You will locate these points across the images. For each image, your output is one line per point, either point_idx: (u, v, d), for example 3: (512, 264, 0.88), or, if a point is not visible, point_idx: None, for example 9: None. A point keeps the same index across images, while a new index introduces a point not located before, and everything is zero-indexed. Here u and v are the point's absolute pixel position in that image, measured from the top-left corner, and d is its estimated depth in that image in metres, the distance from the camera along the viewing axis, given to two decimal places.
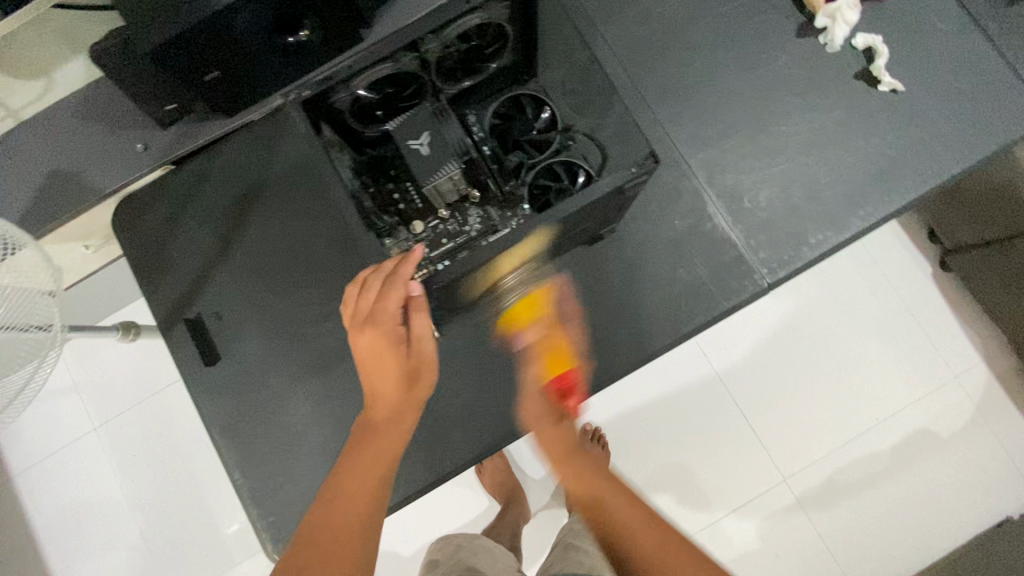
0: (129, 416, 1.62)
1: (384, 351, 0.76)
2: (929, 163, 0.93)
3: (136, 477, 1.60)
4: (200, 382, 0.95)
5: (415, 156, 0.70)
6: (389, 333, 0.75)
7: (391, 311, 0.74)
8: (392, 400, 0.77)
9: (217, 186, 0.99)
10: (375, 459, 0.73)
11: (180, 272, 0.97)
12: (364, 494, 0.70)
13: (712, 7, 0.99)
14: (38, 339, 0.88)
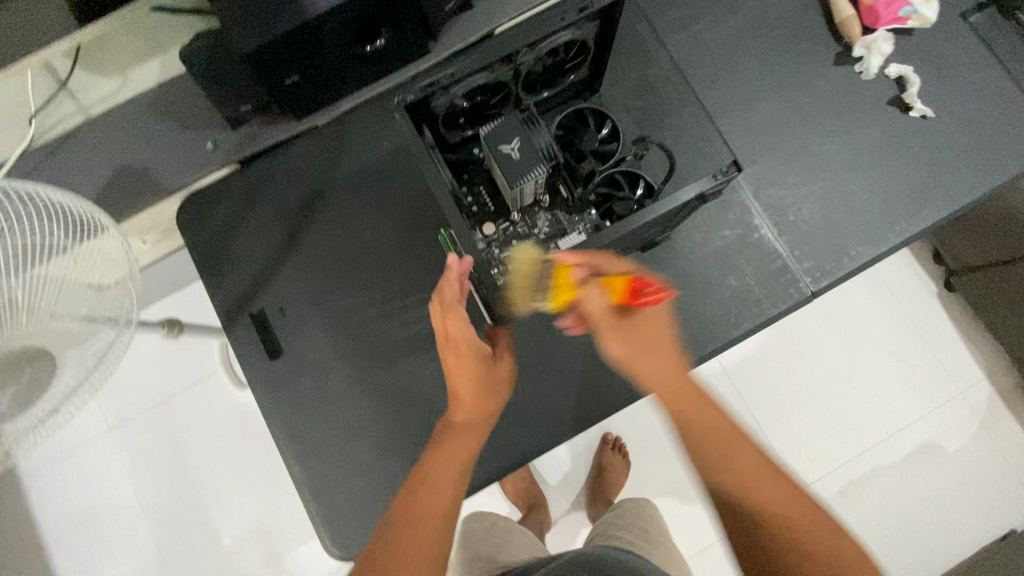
0: (149, 417, 1.60)
1: (465, 367, 0.82)
2: (958, 184, 1.00)
3: (154, 480, 1.57)
4: (261, 376, 0.97)
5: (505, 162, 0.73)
6: (468, 350, 0.82)
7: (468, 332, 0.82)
8: (471, 407, 0.82)
9: (284, 186, 1.02)
10: (453, 459, 0.77)
11: (245, 268, 1.00)
12: (443, 490, 0.74)
13: (757, 33, 1.06)
14: (110, 333, 0.80)
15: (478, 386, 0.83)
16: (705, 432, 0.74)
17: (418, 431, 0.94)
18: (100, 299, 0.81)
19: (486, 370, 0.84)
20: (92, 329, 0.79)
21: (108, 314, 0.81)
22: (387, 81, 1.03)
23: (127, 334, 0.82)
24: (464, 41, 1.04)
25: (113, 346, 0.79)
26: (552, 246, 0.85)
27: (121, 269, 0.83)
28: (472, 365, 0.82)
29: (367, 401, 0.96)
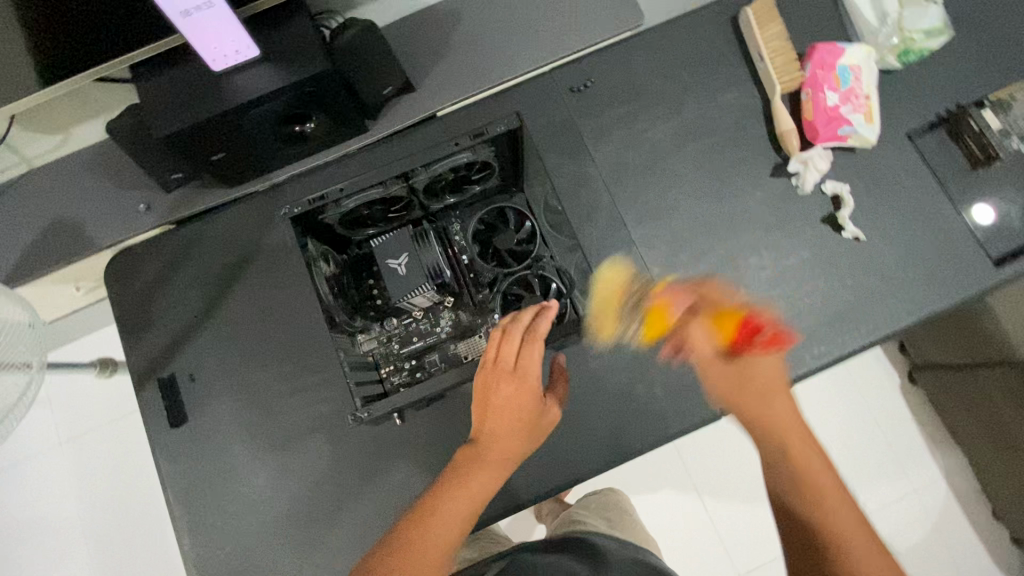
0: (87, 439, 1.59)
1: (520, 400, 0.75)
2: (883, 311, 0.99)
3: (85, 504, 1.57)
4: (165, 439, 0.97)
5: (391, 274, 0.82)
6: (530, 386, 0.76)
7: (537, 367, 0.77)
8: (509, 448, 0.74)
9: (209, 251, 1.03)
10: (472, 498, 0.70)
11: (161, 330, 1.01)
12: (451, 534, 0.67)
13: (695, 139, 1.06)
14: (18, 377, 0.91)
15: (527, 427, 0.76)
16: (776, 428, 0.69)
17: (309, 514, 0.94)
18: (14, 349, 0.92)
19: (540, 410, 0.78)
20: (3, 375, 0.90)
21: (16, 360, 0.92)
22: (321, 156, 1.05)
23: (37, 377, 0.93)
24: (402, 121, 1.05)
25: (26, 388, 0.91)
26: (451, 346, 0.87)
27: (28, 319, 0.95)
28: (528, 402, 0.76)
29: (263, 477, 0.96)
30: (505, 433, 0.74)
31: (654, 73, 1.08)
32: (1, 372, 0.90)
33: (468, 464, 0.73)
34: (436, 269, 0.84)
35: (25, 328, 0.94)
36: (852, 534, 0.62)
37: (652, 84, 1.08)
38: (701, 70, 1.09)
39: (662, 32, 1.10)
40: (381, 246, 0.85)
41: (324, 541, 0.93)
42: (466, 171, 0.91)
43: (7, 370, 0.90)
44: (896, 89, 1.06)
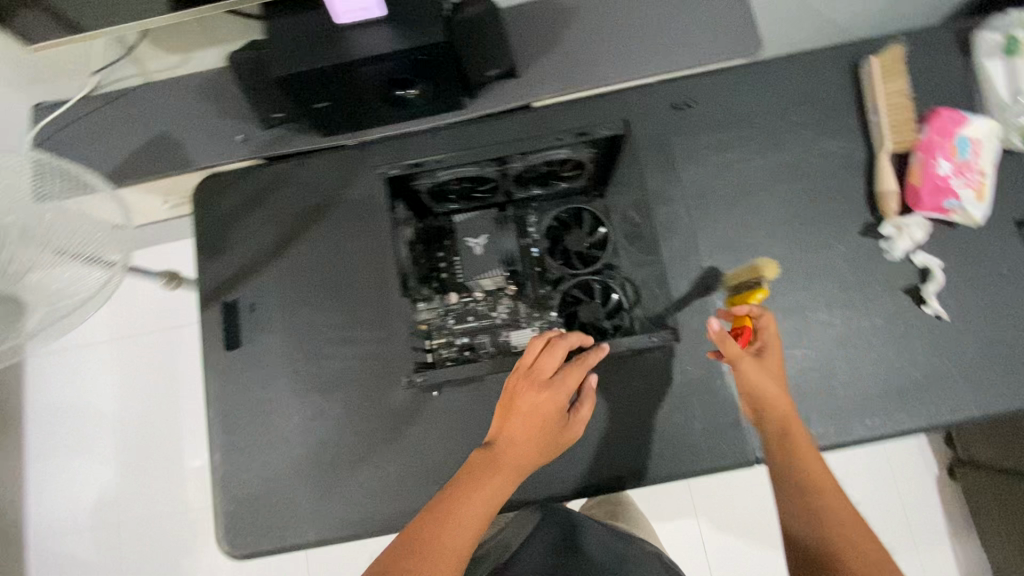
0: (138, 341, 1.69)
1: (544, 416, 0.76)
2: (949, 398, 0.94)
3: (125, 401, 1.66)
4: (216, 359, 1.02)
5: (468, 251, 0.92)
6: (559, 404, 0.76)
7: (569, 388, 0.77)
8: (527, 458, 0.75)
9: (293, 191, 1.07)
10: (486, 503, 0.72)
11: (234, 257, 1.06)
12: (465, 536, 0.69)
13: (788, 181, 1.03)
14: (102, 274, 0.88)
15: (546, 442, 0.77)
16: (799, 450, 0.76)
17: (334, 461, 0.97)
18: (104, 246, 0.88)
19: (561, 428, 0.78)
20: (91, 271, 0.87)
21: (105, 257, 0.89)
22: (415, 123, 1.06)
23: (115, 275, 0.91)
24: (500, 105, 1.06)
25: (105, 286, 0.88)
26: (504, 333, 0.88)
27: (121, 221, 0.94)
28: (551, 419, 0.76)
29: (298, 416, 0.99)
30: (523, 445, 0.75)
31: (761, 105, 1.05)
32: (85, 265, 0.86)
33: (483, 469, 0.74)
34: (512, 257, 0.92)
35: (114, 229, 0.93)
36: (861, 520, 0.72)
37: (756, 115, 1.05)
38: (810, 111, 1.05)
39: (778, 64, 1.06)
40: (463, 223, 0.93)
41: (343, 489, 0.96)
42: (559, 167, 0.92)
43: (95, 265, 0.87)
44: (1013, 172, 1.00)
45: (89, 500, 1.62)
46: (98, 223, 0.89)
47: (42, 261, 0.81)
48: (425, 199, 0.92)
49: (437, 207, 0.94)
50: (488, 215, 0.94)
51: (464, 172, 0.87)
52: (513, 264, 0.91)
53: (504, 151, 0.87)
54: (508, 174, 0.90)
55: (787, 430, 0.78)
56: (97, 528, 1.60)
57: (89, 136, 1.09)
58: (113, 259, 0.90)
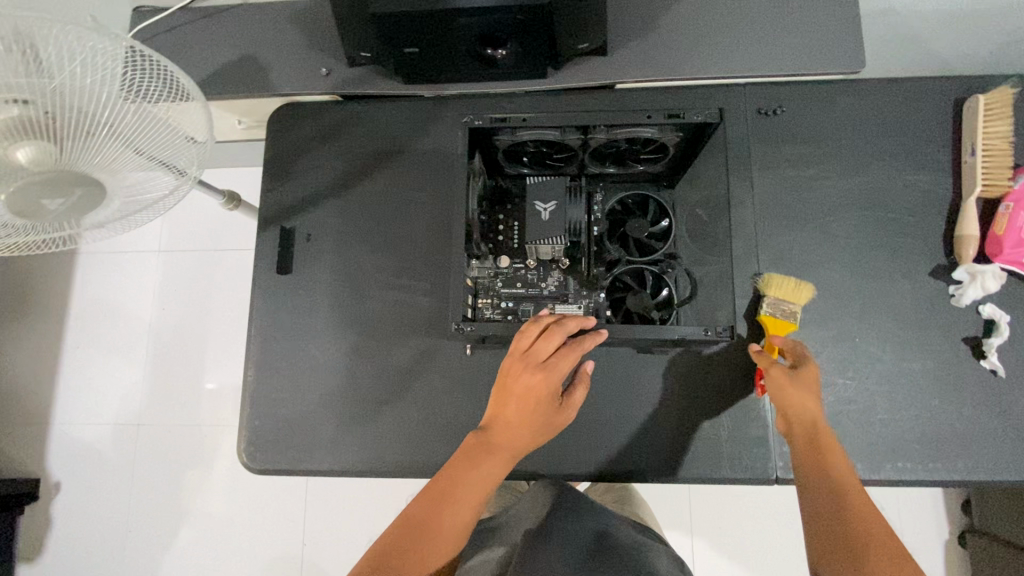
0: (187, 256, 1.75)
1: (535, 399, 0.76)
2: (991, 456, 0.90)
3: (166, 309, 1.73)
4: (265, 281, 1.05)
5: (534, 215, 0.83)
6: (552, 388, 0.77)
7: (563, 371, 0.77)
8: (520, 438, 0.77)
9: (366, 132, 1.09)
10: (480, 486, 0.74)
11: (298, 185, 1.08)
12: (460, 516, 0.71)
13: (864, 207, 1.00)
14: (170, 180, 0.88)
15: (540, 425, 0.78)
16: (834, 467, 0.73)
17: (361, 398, 0.99)
18: (177, 154, 0.86)
19: (554, 409, 0.78)
20: (159, 173, 0.86)
21: (177, 165, 0.87)
22: (498, 86, 1.07)
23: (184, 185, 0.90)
24: (583, 81, 1.05)
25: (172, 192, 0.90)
26: (550, 306, 0.88)
27: (201, 134, 0.88)
28: (545, 403, 0.77)
29: (334, 348, 1.02)
30: (514, 428, 0.76)
31: (850, 125, 1.02)
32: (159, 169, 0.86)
33: (476, 453, 0.75)
34: (578, 227, 0.85)
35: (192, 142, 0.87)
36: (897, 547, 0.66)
37: (842, 136, 1.02)
38: (901, 140, 1.01)
39: (877, 87, 1.03)
40: (533, 185, 0.85)
41: (364, 427, 0.98)
42: (637, 147, 0.90)
43: (166, 170, 0.87)
44: None
45: (117, 395, 1.70)
46: (177, 132, 0.84)
47: (112, 149, 0.79)
48: (496, 157, 0.92)
49: (507, 169, 0.95)
50: (560, 182, 0.86)
51: (546, 136, 0.86)
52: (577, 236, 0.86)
53: (590, 120, 0.84)
54: (588, 145, 0.88)
55: (818, 449, 0.75)
56: (119, 424, 1.68)
57: (182, 45, 1.12)
58: (184, 168, 0.88)
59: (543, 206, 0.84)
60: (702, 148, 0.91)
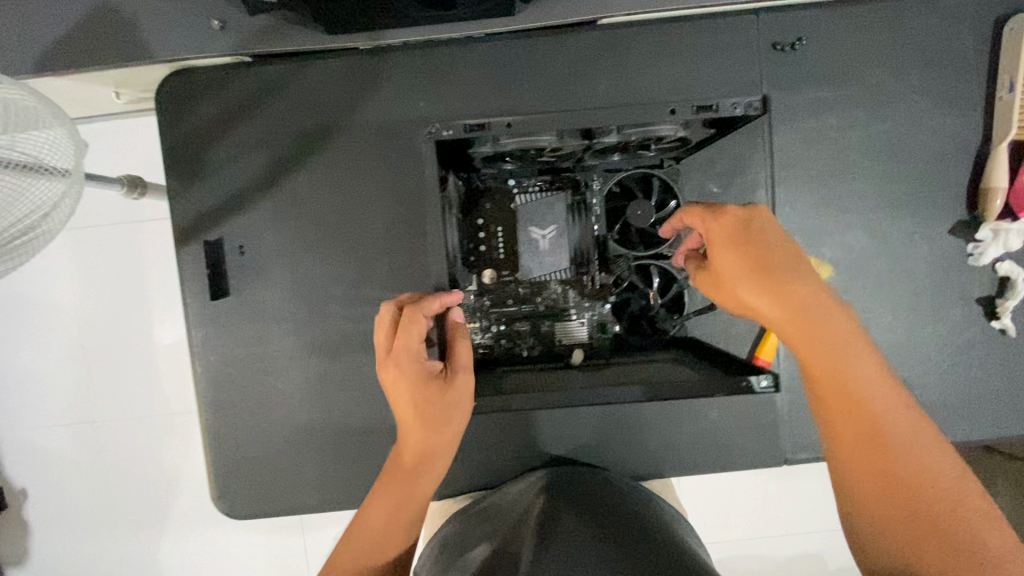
0: (102, 229, 1.25)
1: (405, 396, 0.69)
2: (993, 417, 0.90)
3: (91, 301, 1.26)
4: (200, 307, 0.88)
5: (531, 247, 0.74)
6: (415, 375, 0.69)
7: (410, 352, 0.68)
8: (415, 439, 0.71)
9: (291, 106, 0.85)
10: (395, 499, 0.71)
11: (218, 183, 0.87)
12: (382, 535, 0.71)
13: (887, 161, 0.88)
14: (56, 188, 0.70)
15: (423, 412, 0.69)
16: (843, 404, 0.61)
17: (339, 429, 0.89)
18: (44, 145, 0.69)
19: (433, 390, 0.69)
20: (37, 182, 0.68)
21: (53, 164, 0.69)
22: (453, 30, 0.81)
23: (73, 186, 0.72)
24: (566, 17, 0.80)
25: (62, 200, 0.71)
26: (546, 323, 0.77)
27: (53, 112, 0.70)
28: (416, 391, 0.69)
29: (298, 378, 0.88)
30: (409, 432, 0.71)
31: (879, 59, 0.86)
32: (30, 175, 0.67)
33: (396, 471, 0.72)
34: (582, 250, 0.77)
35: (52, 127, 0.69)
36: (910, 425, 0.60)
37: (868, 74, 0.86)
38: (933, 74, 0.87)
39: (911, 6, 0.85)
40: (525, 208, 0.75)
41: (350, 460, 0.89)
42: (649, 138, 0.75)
43: (40, 175, 0.68)
44: None
45: (56, 418, 1.29)
46: (25, 118, 0.67)
47: None
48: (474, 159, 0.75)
49: (486, 166, 0.78)
50: (559, 203, 0.76)
51: (539, 143, 0.70)
52: (582, 253, 0.77)
53: (596, 123, 0.68)
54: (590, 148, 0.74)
55: (845, 405, 0.61)
56: (64, 451, 1.30)
57: None
58: (64, 166, 0.70)
59: (540, 237, 0.75)
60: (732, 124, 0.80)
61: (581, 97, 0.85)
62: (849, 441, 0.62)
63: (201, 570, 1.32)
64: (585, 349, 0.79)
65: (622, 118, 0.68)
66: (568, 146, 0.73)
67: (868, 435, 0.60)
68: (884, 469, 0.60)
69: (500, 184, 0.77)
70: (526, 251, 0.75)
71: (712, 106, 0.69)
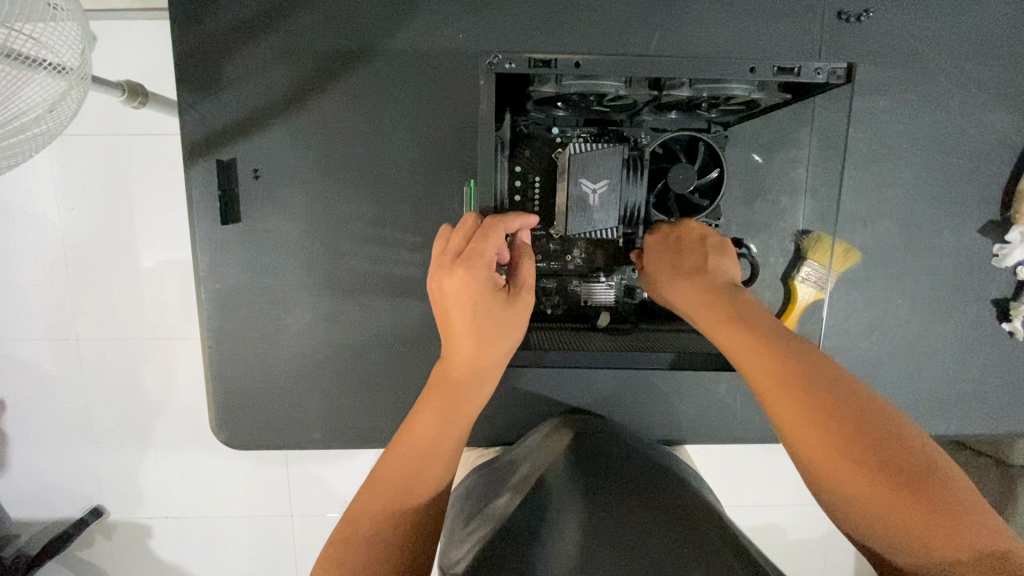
0: (92, 138, 1.15)
1: (467, 302, 0.61)
2: (987, 415, 0.92)
3: (78, 212, 1.18)
4: (207, 230, 0.83)
5: (579, 202, 0.66)
6: (484, 283, 0.62)
7: (481, 256, 0.62)
8: (467, 357, 0.63)
9: (320, 22, 0.79)
10: (442, 419, 0.61)
11: (233, 100, 0.81)
12: (426, 455, 0.59)
13: (931, 150, 0.85)
14: (55, 84, 0.64)
15: (483, 323, 0.62)
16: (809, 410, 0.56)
17: (346, 370, 0.87)
18: (46, 34, 0.62)
19: (496, 303, 0.63)
20: (35, 76, 0.62)
21: (56, 60, 0.63)
22: None
23: (74, 86, 0.66)
24: None
25: (61, 98, 0.65)
26: (573, 283, 0.76)
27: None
28: (482, 300, 0.62)
29: (307, 314, 0.86)
30: (463, 347, 0.63)
31: (942, 43, 0.82)
32: (30, 68, 0.61)
33: (441, 392, 0.63)
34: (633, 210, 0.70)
35: (58, 16, 0.63)
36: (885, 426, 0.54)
37: (927, 58, 0.83)
38: (994, 66, 0.83)
39: None
40: (578, 157, 0.66)
41: (354, 401, 0.88)
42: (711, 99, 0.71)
43: (41, 68, 0.62)
44: None
45: (38, 333, 1.23)
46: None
47: None
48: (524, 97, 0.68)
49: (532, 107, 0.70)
50: (615, 156, 0.67)
51: (603, 89, 0.64)
52: (630, 212, 0.70)
53: (665, 74, 0.63)
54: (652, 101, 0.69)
55: (808, 405, 0.56)
56: (42, 368, 1.25)
57: None
58: (67, 63, 0.64)
59: (591, 191, 0.66)
60: (805, 95, 0.74)
61: (632, 46, 0.79)
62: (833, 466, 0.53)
63: (187, 496, 1.32)
64: (610, 313, 0.79)
65: (699, 70, 0.63)
66: (634, 96, 0.67)
67: (846, 443, 0.53)
68: (885, 482, 0.51)
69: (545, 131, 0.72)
70: (574, 206, 0.66)
71: (793, 69, 0.65)
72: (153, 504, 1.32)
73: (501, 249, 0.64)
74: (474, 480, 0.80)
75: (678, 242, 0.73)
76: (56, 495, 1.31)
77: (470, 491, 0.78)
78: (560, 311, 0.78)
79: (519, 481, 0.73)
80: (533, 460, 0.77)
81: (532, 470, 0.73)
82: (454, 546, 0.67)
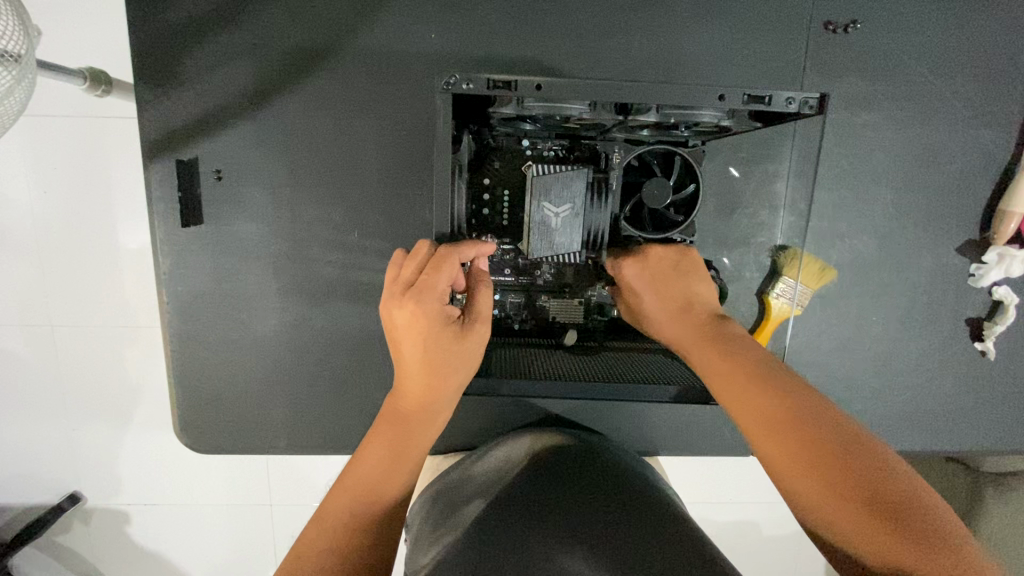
0: (64, 102, 1.01)
1: (419, 331, 0.63)
2: (957, 431, 0.92)
3: (52, 194, 1.05)
4: (168, 230, 0.80)
5: (541, 225, 0.68)
6: (436, 314, 0.63)
7: (435, 285, 0.62)
8: (420, 384, 0.64)
9: (287, 17, 0.75)
10: (392, 451, 0.62)
11: (194, 95, 0.77)
12: (376, 484, 0.60)
13: (915, 168, 0.84)
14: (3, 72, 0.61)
15: (434, 354, 0.64)
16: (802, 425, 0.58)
17: (313, 375, 0.85)
18: None
19: (449, 332, 0.64)
20: None
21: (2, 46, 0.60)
22: None
23: (25, 73, 0.63)
24: None
25: (14, 86, 0.63)
26: (542, 298, 0.79)
27: None
28: (434, 332, 0.63)
29: (273, 319, 0.84)
30: (415, 376, 0.64)
31: (930, 57, 0.80)
32: None
33: (391, 423, 0.64)
34: (598, 231, 0.71)
35: None
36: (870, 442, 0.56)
37: (913, 73, 0.80)
38: (980, 82, 0.81)
39: (974, 3, 0.79)
40: (540, 180, 0.67)
41: (322, 407, 0.86)
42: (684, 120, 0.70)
43: None
44: None
45: None
46: None
47: None
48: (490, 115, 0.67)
49: (499, 124, 0.70)
50: (579, 179, 0.68)
51: (567, 111, 0.64)
52: (597, 231, 0.71)
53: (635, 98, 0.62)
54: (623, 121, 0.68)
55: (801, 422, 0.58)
56: (12, 352, 1.12)
57: None
58: (13, 50, 0.61)
59: (554, 214, 0.67)
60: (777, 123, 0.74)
61: (612, 52, 0.77)
62: (837, 479, 0.54)
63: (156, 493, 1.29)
64: (578, 329, 0.80)
65: (666, 97, 0.62)
66: (600, 119, 0.68)
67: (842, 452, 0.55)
68: (878, 490, 0.52)
69: (513, 146, 0.72)
70: (537, 229, 0.68)
71: (764, 98, 0.64)
72: (132, 493, 1.21)
73: (455, 278, 0.64)
74: (442, 485, 0.77)
75: (667, 257, 0.74)
76: (26, 483, 1.19)
77: (437, 497, 0.76)
78: (532, 322, 0.80)
79: (488, 487, 0.71)
80: (503, 466, 0.75)
81: (503, 478, 0.72)
82: (421, 557, 0.65)
